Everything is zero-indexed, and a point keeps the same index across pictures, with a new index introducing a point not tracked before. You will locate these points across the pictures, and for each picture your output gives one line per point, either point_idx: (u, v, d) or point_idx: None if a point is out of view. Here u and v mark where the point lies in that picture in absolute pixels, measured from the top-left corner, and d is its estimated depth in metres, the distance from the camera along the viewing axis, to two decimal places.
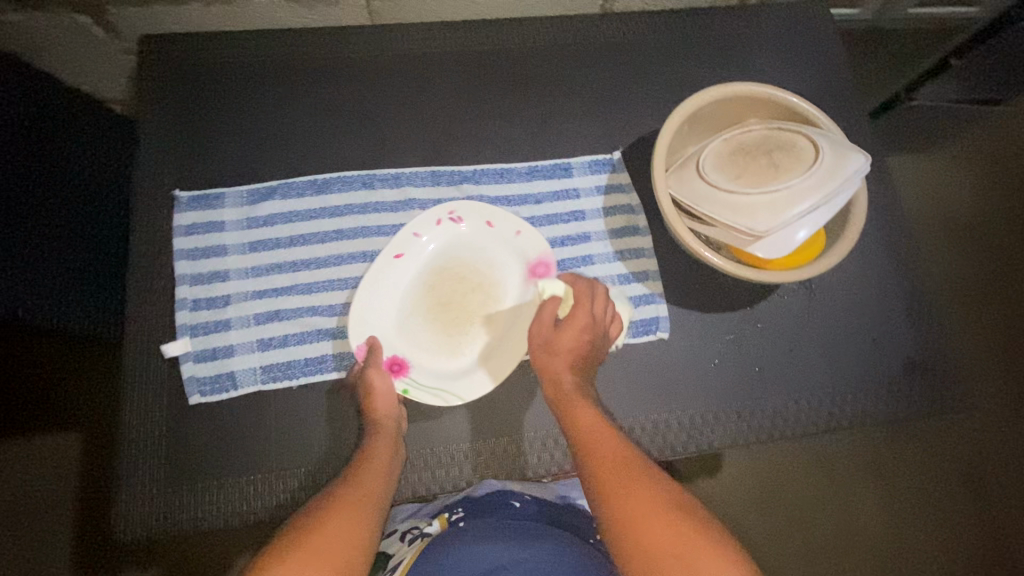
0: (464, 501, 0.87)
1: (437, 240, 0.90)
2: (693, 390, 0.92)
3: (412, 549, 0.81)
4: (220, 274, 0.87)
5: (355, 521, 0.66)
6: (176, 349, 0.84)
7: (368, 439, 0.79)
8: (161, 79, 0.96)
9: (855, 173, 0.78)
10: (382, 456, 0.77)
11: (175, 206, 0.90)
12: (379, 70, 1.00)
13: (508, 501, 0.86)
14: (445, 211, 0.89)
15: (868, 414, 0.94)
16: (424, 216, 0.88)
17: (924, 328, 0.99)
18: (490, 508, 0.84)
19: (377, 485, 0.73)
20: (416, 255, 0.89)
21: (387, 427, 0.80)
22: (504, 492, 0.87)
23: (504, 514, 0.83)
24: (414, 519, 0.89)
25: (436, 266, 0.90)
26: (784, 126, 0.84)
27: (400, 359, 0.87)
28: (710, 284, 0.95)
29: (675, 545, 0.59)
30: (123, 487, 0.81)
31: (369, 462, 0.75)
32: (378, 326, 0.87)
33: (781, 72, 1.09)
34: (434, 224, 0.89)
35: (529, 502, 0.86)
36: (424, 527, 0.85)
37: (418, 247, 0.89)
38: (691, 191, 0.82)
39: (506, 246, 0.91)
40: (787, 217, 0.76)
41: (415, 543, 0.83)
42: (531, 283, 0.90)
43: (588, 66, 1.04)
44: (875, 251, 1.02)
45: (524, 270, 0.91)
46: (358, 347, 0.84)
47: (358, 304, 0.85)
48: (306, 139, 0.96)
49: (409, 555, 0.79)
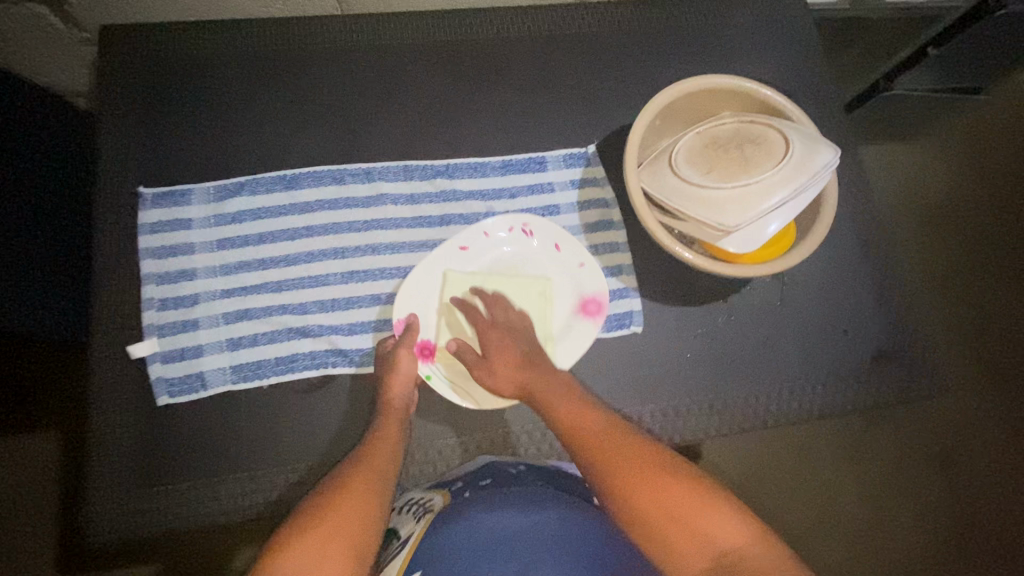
0: (462, 477, 0.81)
1: (503, 244, 0.92)
2: (667, 383, 0.92)
3: (421, 521, 0.72)
4: (187, 273, 0.86)
5: (366, 505, 0.63)
6: (142, 350, 0.83)
7: (376, 423, 0.77)
8: (123, 72, 0.93)
9: (825, 167, 0.78)
10: (392, 437, 0.75)
11: (140, 204, 0.88)
12: (350, 63, 0.98)
13: (506, 469, 0.81)
14: (520, 221, 0.92)
15: (840, 404, 0.95)
16: (501, 219, 0.92)
17: (895, 319, 1.00)
18: (489, 478, 0.79)
19: (388, 464, 0.71)
20: (478, 252, 0.91)
21: (396, 412, 0.79)
22: (500, 463, 0.83)
23: (506, 481, 0.78)
24: (412, 496, 0.81)
25: (494, 267, 0.92)
26: (757, 119, 0.84)
27: (431, 344, 0.88)
28: (684, 278, 0.96)
29: (667, 505, 0.59)
30: (94, 490, 0.81)
31: (377, 444, 0.73)
32: (423, 305, 0.88)
33: (756, 63, 1.09)
34: (507, 230, 0.92)
35: (528, 469, 0.82)
36: (425, 500, 0.77)
37: (482, 246, 0.92)
38: (664, 185, 0.82)
39: (566, 272, 0.93)
40: (756, 212, 0.76)
41: (420, 515, 0.74)
42: (579, 316, 0.91)
43: (562, 57, 1.02)
44: (848, 243, 1.03)
45: (576, 302, 0.92)
46: (397, 321, 0.86)
47: (407, 287, 0.87)
48: (274, 134, 0.94)
49: (420, 528, 0.70)
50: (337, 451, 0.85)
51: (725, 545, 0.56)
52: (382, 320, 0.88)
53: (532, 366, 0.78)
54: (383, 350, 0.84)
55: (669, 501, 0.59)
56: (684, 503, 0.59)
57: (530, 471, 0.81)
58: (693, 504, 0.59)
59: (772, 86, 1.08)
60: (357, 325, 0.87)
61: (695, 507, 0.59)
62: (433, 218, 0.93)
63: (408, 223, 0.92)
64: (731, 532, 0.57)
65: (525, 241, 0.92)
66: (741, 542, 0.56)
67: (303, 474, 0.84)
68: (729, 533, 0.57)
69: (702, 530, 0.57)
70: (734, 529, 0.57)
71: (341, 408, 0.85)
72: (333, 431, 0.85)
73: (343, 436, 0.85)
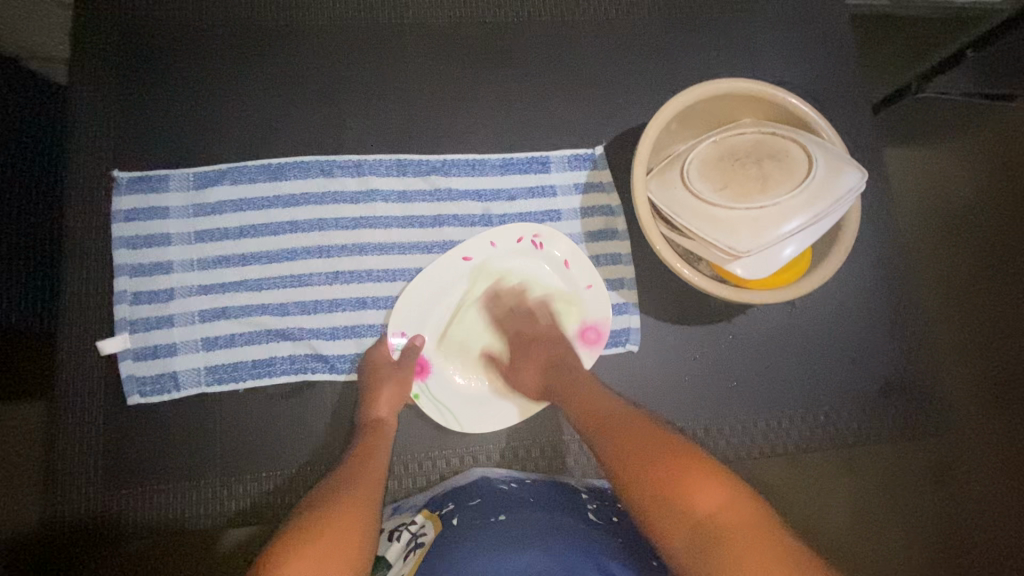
0: (451, 495, 0.75)
1: (511, 256, 0.87)
2: (662, 405, 0.88)
3: (410, 558, 0.63)
4: (164, 265, 0.84)
5: (363, 512, 0.61)
6: (111, 347, 0.82)
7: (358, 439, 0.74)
8: (102, 43, 0.87)
9: (850, 192, 0.72)
10: (382, 454, 0.71)
11: (115, 187, 0.85)
12: (343, 44, 0.91)
13: (500, 485, 0.75)
14: (529, 233, 0.86)
15: (840, 436, 0.91)
16: (508, 230, 0.86)
17: (905, 348, 0.95)
18: (478, 494, 0.73)
19: (378, 472, 0.68)
20: (486, 263, 0.86)
21: (380, 426, 0.76)
22: (491, 479, 0.77)
23: (495, 495, 0.72)
24: (400, 521, 0.72)
25: (499, 281, 0.87)
26: (780, 131, 0.77)
27: (425, 361, 0.85)
28: (688, 295, 0.91)
29: (649, 478, 0.58)
30: (60, 486, 0.79)
31: (363, 454, 0.70)
32: (420, 322, 0.85)
33: (785, 64, 1.01)
34: (515, 241, 0.87)
35: (519, 482, 0.76)
36: (414, 527, 0.69)
37: (488, 257, 0.86)
38: (671, 198, 0.76)
39: (571, 293, 0.88)
40: (769, 237, 0.71)
41: (410, 548, 0.66)
42: (577, 343, 0.87)
43: (575, 47, 0.95)
44: (863, 266, 0.97)
45: (576, 327, 0.87)
46: (393, 336, 0.83)
47: (403, 302, 0.84)
48: (261, 118, 0.88)
49: (410, 566, 0.62)
50: (312, 459, 0.82)
51: (706, 513, 0.54)
52: (365, 325, 0.84)
53: (557, 371, 0.78)
54: (376, 361, 0.81)
55: (651, 474, 0.59)
56: (667, 475, 0.58)
57: (521, 485, 0.75)
58: (673, 474, 0.58)
59: (796, 90, 1.01)
60: (339, 329, 0.84)
61: (675, 478, 0.57)
62: (426, 218, 0.87)
63: (399, 222, 0.87)
64: (712, 500, 0.55)
65: (535, 253, 0.87)
66: (725, 511, 0.54)
67: (276, 482, 0.81)
68: (712, 501, 0.55)
69: (682, 499, 0.55)
70: (717, 497, 0.55)
71: (319, 413, 0.83)
72: (308, 439, 0.83)
73: (318, 443, 0.83)
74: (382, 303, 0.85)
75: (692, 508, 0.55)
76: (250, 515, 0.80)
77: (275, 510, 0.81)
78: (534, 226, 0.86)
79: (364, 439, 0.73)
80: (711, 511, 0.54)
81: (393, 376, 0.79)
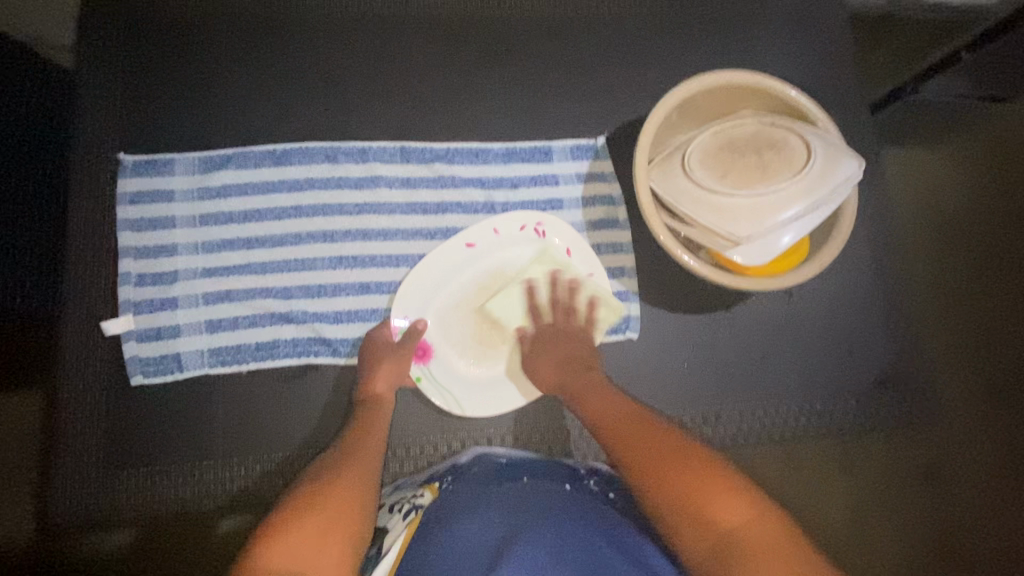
0: (451, 469, 0.74)
1: (514, 244, 0.88)
2: (662, 389, 0.89)
3: (405, 529, 0.62)
4: (169, 248, 0.84)
5: (362, 484, 0.62)
6: (115, 327, 0.82)
7: (356, 415, 0.73)
8: (106, 27, 0.88)
9: (848, 179, 0.74)
10: (375, 439, 0.70)
11: (121, 171, 0.85)
12: (348, 32, 0.92)
13: (496, 459, 0.75)
14: (531, 220, 0.87)
15: (836, 424, 0.93)
16: (510, 217, 0.87)
17: (900, 339, 0.97)
18: (476, 469, 0.71)
19: (376, 445, 0.69)
20: (489, 250, 0.87)
21: (383, 403, 0.76)
22: (491, 454, 0.76)
23: (492, 470, 0.71)
24: (400, 494, 0.71)
25: (501, 270, 0.87)
26: (779, 121, 0.78)
27: (425, 344, 0.85)
28: (687, 283, 0.92)
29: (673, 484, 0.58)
30: (63, 470, 0.79)
31: (361, 429, 0.71)
32: (422, 307, 0.85)
33: (783, 59, 1.02)
34: (518, 229, 0.87)
35: (518, 458, 0.75)
36: (414, 497, 0.68)
37: (492, 244, 0.87)
38: (674, 187, 0.77)
39: (575, 281, 0.88)
40: (768, 224, 0.72)
41: (407, 517, 0.64)
42: None
43: (577, 39, 0.96)
44: (859, 261, 0.99)
45: None
46: (398, 320, 0.84)
47: (408, 285, 0.84)
48: (265, 105, 0.89)
49: (404, 535, 0.60)
50: (314, 441, 0.83)
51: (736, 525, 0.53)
52: (369, 310, 0.85)
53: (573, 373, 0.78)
54: (376, 342, 0.81)
55: (681, 480, 0.58)
56: (696, 481, 0.58)
57: (519, 460, 0.74)
58: (701, 485, 0.57)
59: (794, 85, 1.02)
60: (343, 313, 0.84)
61: (701, 490, 0.57)
62: (429, 205, 0.88)
63: (402, 208, 0.87)
64: (743, 516, 0.54)
65: (538, 240, 0.88)
66: (752, 524, 0.54)
67: (279, 464, 0.82)
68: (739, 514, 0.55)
69: (716, 509, 0.55)
70: (745, 511, 0.55)
71: (321, 395, 0.83)
72: (310, 420, 0.83)
73: (319, 425, 0.83)
74: (386, 288, 0.85)
75: (720, 521, 0.54)
76: (252, 496, 0.81)
77: (276, 492, 0.81)
78: (537, 214, 0.87)
79: (362, 416, 0.73)
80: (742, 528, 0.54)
81: (393, 358, 0.79)
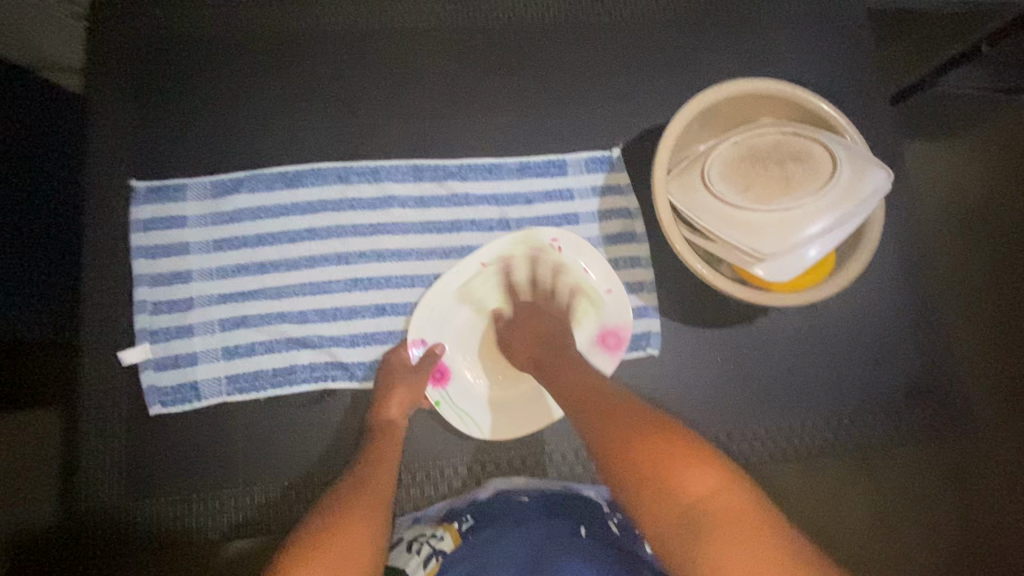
0: (471, 507, 0.73)
1: (530, 262, 0.86)
2: (683, 405, 0.88)
3: None
4: (183, 274, 0.83)
5: (374, 516, 0.60)
6: (132, 357, 0.82)
7: (374, 443, 0.72)
8: (117, 52, 0.88)
9: (876, 191, 0.71)
10: (389, 466, 0.69)
11: (133, 198, 0.85)
12: (358, 49, 0.90)
13: (517, 498, 0.72)
14: (547, 237, 0.85)
15: (862, 436, 0.91)
16: (525, 234, 0.85)
17: (929, 347, 0.94)
18: (499, 510, 0.70)
19: (389, 473, 0.68)
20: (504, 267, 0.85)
21: (400, 430, 0.75)
22: (513, 492, 0.74)
23: (516, 509, 0.69)
24: (418, 530, 0.70)
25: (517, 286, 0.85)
26: (801, 130, 0.76)
27: (443, 366, 0.84)
28: (708, 297, 0.90)
29: (635, 457, 0.54)
30: (85, 498, 0.80)
31: (377, 457, 0.70)
32: (439, 330, 0.84)
33: (803, 61, 1.00)
34: (534, 247, 0.85)
35: (540, 495, 0.73)
36: (433, 539, 0.66)
37: (507, 262, 0.85)
38: (694, 202, 0.75)
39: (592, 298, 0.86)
40: (792, 238, 0.70)
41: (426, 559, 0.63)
42: (596, 348, 0.85)
43: (593, 48, 0.94)
44: (884, 268, 0.96)
45: (595, 333, 0.86)
46: (415, 342, 0.83)
47: (425, 307, 0.83)
48: (278, 126, 0.88)
49: None
50: (333, 467, 0.82)
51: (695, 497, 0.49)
52: (385, 332, 0.84)
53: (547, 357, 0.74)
54: (393, 365, 0.80)
55: (640, 460, 0.53)
56: (655, 456, 0.53)
57: (543, 498, 0.72)
58: (663, 452, 0.53)
59: (814, 90, 1.00)
60: (359, 336, 0.83)
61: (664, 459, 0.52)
62: (443, 223, 0.87)
63: (416, 228, 0.86)
64: (705, 483, 0.49)
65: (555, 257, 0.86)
66: (717, 495, 0.49)
67: (298, 491, 0.81)
68: (704, 482, 0.50)
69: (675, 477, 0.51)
70: (711, 478, 0.50)
71: (339, 420, 0.83)
72: (328, 446, 0.82)
73: (338, 451, 0.82)
74: (402, 310, 0.84)
75: (679, 490, 0.50)
76: (271, 523, 0.80)
77: (296, 518, 0.81)
78: (552, 230, 0.85)
79: (380, 444, 0.72)
80: (703, 494, 0.49)
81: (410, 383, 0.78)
